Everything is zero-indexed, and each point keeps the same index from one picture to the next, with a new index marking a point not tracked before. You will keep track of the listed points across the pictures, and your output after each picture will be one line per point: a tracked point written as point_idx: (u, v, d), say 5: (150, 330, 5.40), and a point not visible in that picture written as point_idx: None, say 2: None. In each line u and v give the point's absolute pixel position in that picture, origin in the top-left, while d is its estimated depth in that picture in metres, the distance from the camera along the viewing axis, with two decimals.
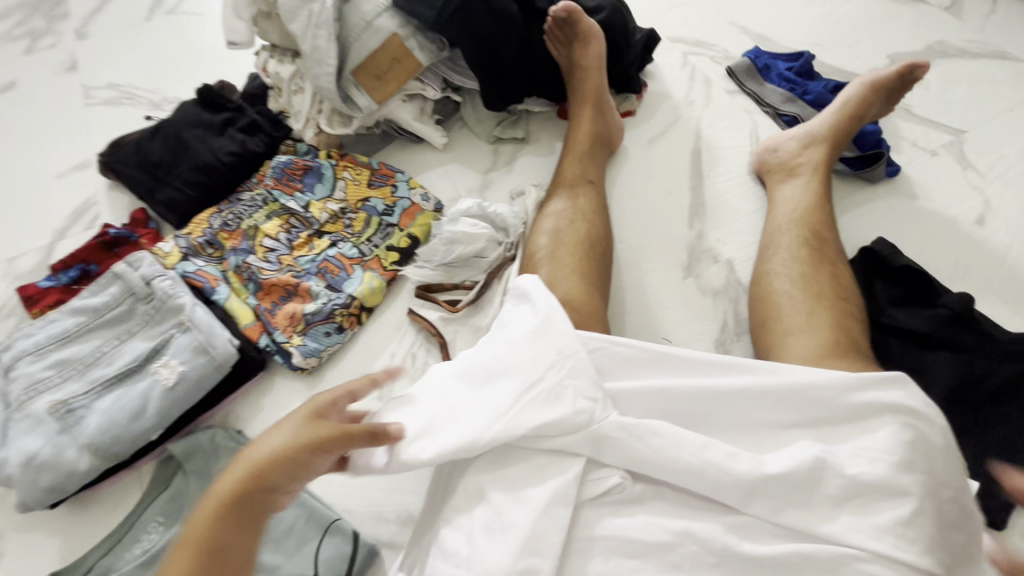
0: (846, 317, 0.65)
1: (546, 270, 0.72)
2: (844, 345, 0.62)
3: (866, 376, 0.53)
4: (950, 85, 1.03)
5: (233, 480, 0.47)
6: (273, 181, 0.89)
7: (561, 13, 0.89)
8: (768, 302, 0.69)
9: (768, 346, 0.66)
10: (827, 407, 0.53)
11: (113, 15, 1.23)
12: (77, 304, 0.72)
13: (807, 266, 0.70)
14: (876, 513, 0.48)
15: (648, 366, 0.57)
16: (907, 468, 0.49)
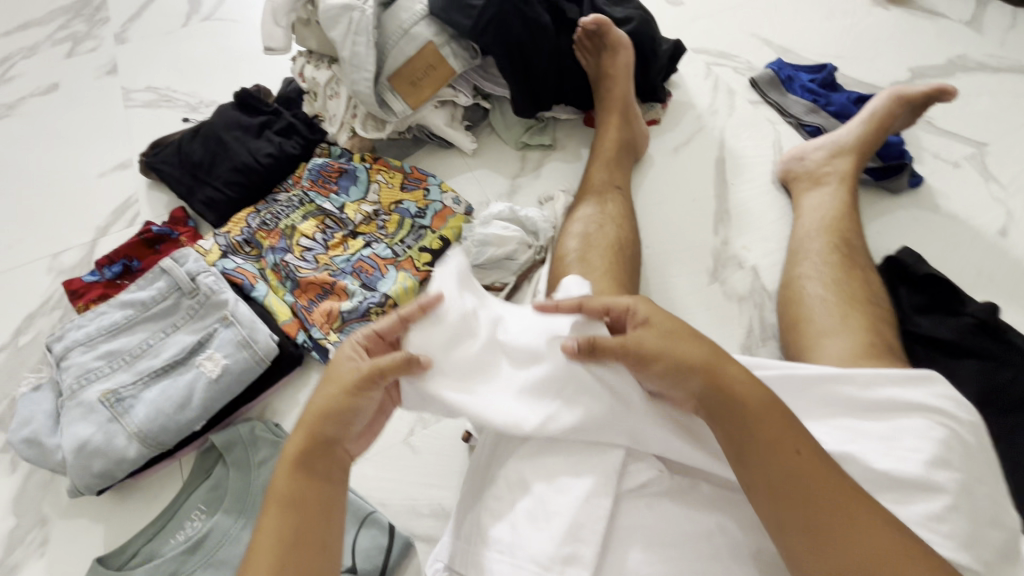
0: (878, 322, 0.66)
1: (578, 273, 0.73)
2: (878, 347, 0.63)
3: (894, 373, 0.55)
4: (971, 99, 1.04)
5: (298, 445, 0.52)
6: (309, 183, 0.92)
7: (590, 25, 0.91)
8: (799, 307, 0.71)
9: (800, 351, 0.68)
10: (856, 403, 0.55)
11: (152, 21, 1.27)
12: (125, 298, 0.75)
13: (839, 271, 0.72)
14: (909, 507, 0.49)
15: None
16: (943, 466, 0.50)
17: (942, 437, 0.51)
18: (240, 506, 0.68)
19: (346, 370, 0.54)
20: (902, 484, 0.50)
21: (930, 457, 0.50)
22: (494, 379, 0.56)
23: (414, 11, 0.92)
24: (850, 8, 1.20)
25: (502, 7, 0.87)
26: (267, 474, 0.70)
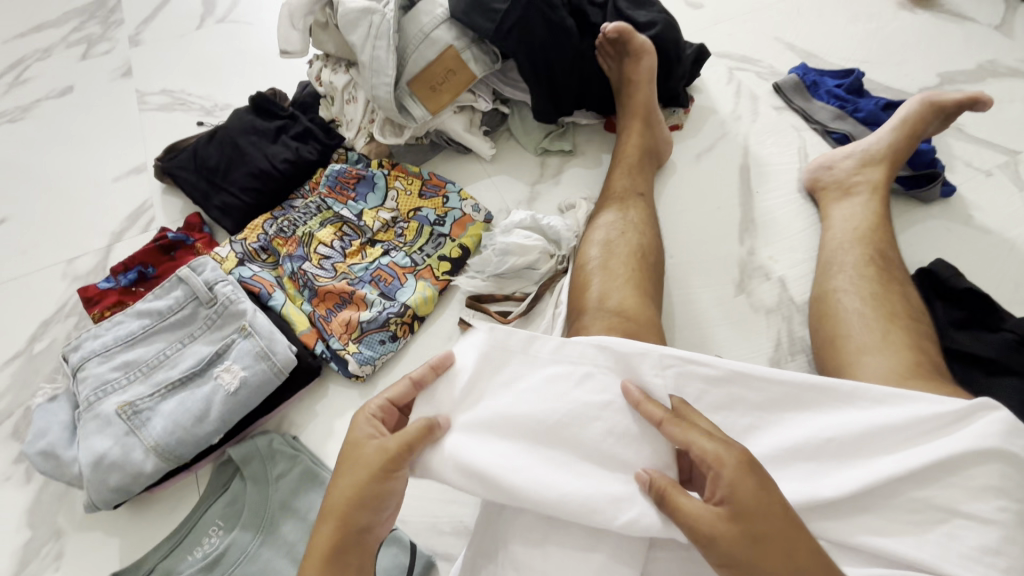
0: (920, 339, 0.64)
1: (598, 283, 0.69)
2: (923, 367, 0.61)
3: (954, 408, 0.50)
4: (1002, 105, 1.02)
5: (325, 539, 0.48)
6: (327, 190, 0.90)
7: (611, 33, 0.87)
8: (835, 322, 0.69)
9: (838, 368, 0.66)
10: (910, 437, 0.51)
11: (167, 23, 1.26)
12: (142, 307, 0.74)
13: (876, 285, 0.69)
14: (961, 539, 0.47)
15: (724, 385, 0.54)
16: (998, 494, 0.47)
17: (1004, 466, 0.47)
18: (259, 522, 0.67)
19: (368, 452, 0.50)
20: (950, 511, 0.48)
21: (981, 484, 0.48)
22: (529, 445, 0.51)
23: (434, 14, 0.89)
24: (875, 11, 1.17)
25: (525, 11, 0.86)
26: (287, 487, 0.69)
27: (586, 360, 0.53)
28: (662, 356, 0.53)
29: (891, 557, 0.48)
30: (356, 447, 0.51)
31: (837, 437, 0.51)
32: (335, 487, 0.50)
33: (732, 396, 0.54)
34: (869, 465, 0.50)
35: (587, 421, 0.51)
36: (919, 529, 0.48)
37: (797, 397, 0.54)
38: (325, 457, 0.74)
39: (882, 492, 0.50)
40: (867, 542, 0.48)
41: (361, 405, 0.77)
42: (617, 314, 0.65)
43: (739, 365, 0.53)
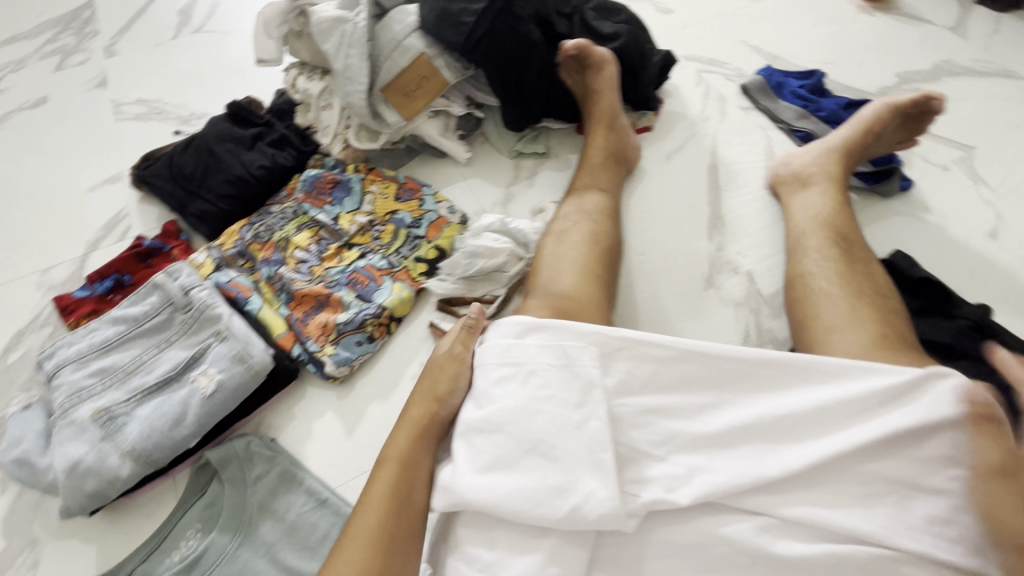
0: (887, 314, 0.66)
1: (546, 272, 0.71)
2: (889, 339, 0.63)
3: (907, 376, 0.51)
4: (958, 103, 1.06)
5: (421, 411, 0.62)
6: (303, 195, 0.92)
7: (572, 50, 0.89)
8: (806, 303, 0.71)
9: (809, 342, 0.69)
10: (862, 412, 0.51)
11: (142, 33, 1.26)
12: (117, 314, 0.75)
13: (840, 265, 0.72)
14: (911, 510, 0.48)
15: (673, 365, 0.54)
16: (949, 464, 0.48)
17: (955, 436, 0.49)
18: (236, 524, 0.68)
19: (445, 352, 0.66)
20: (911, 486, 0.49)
21: (932, 455, 0.49)
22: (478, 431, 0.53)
23: (406, 22, 0.92)
24: (836, 14, 1.21)
25: (492, 26, 0.88)
26: (265, 489, 0.70)
27: (529, 358, 0.54)
28: (607, 340, 0.55)
29: (838, 529, 0.48)
30: (436, 360, 0.66)
31: (788, 413, 0.52)
32: (420, 391, 0.64)
33: (684, 375, 0.54)
34: (818, 441, 0.51)
35: (526, 417, 0.52)
36: (868, 501, 0.49)
37: (748, 372, 0.54)
38: (303, 458, 0.74)
39: (834, 470, 0.50)
40: (816, 517, 0.48)
41: (339, 407, 0.77)
42: (562, 294, 0.67)
43: (679, 343, 0.54)
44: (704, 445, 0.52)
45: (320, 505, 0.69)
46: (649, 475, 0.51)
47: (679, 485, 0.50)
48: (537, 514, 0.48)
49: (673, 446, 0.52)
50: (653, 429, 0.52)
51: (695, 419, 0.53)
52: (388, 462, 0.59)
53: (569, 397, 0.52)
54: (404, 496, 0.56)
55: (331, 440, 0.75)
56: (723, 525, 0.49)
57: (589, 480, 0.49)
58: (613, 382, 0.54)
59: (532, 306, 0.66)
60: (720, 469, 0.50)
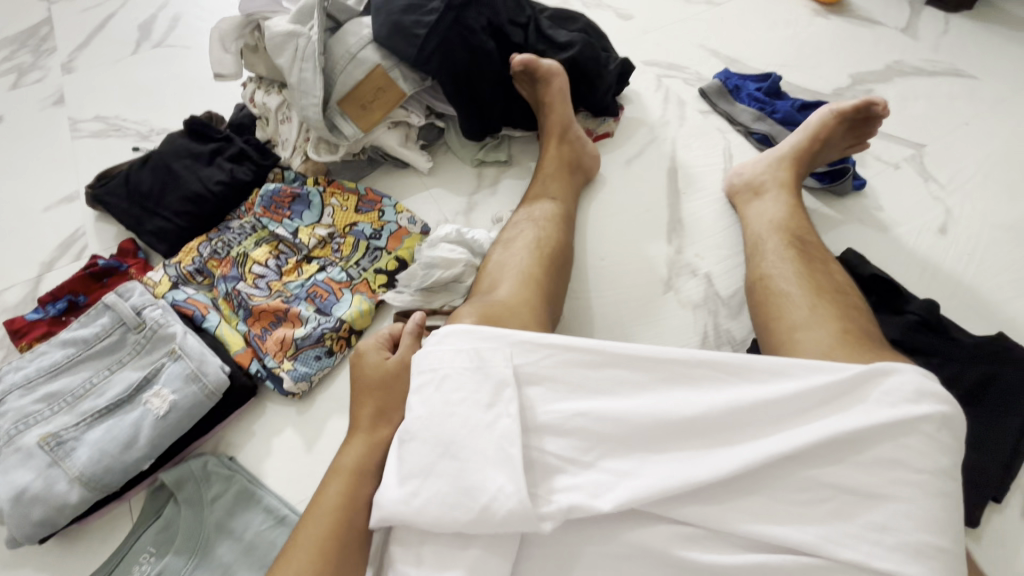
0: (846, 309, 0.66)
1: (487, 280, 0.73)
2: (854, 334, 0.63)
3: (853, 374, 0.52)
4: (909, 103, 1.09)
5: (367, 415, 0.63)
6: (261, 210, 0.91)
7: (519, 67, 0.91)
8: (768, 303, 0.71)
9: (778, 346, 0.67)
10: (806, 413, 0.52)
11: (101, 49, 1.25)
12: (67, 336, 0.74)
13: (799, 264, 0.73)
14: (854, 518, 0.48)
15: (605, 368, 0.55)
16: (896, 469, 0.48)
17: (897, 437, 0.49)
18: (192, 546, 0.67)
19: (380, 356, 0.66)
20: (853, 493, 0.49)
21: (875, 457, 0.49)
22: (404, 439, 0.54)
23: (361, 35, 0.93)
24: (792, 18, 1.24)
25: (446, 36, 0.89)
26: (222, 508, 0.70)
27: (443, 363, 0.55)
28: (541, 347, 0.55)
29: (771, 541, 0.48)
30: (368, 365, 0.65)
31: (729, 412, 0.52)
32: (364, 399, 0.64)
33: (611, 380, 0.55)
34: (761, 443, 0.51)
35: (442, 418, 0.53)
36: (809, 507, 0.49)
37: (690, 374, 0.55)
38: (261, 476, 0.74)
39: (779, 474, 0.50)
40: (754, 528, 0.48)
41: (298, 422, 0.77)
42: (501, 301, 0.67)
43: (600, 345, 0.55)
44: (628, 450, 0.52)
45: (279, 521, 0.69)
46: (571, 483, 0.51)
47: (602, 492, 0.50)
48: (447, 518, 0.49)
49: (600, 451, 0.52)
50: (582, 436, 0.52)
51: (620, 420, 0.52)
52: (339, 474, 0.59)
53: (480, 398, 0.53)
54: (349, 513, 0.56)
55: (290, 456, 0.75)
56: (661, 535, 0.49)
57: (494, 477, 0.49)
58: (546, 391, 0.55)
59: (465, 310, 0.66)
60: (647, 474, 0.50)
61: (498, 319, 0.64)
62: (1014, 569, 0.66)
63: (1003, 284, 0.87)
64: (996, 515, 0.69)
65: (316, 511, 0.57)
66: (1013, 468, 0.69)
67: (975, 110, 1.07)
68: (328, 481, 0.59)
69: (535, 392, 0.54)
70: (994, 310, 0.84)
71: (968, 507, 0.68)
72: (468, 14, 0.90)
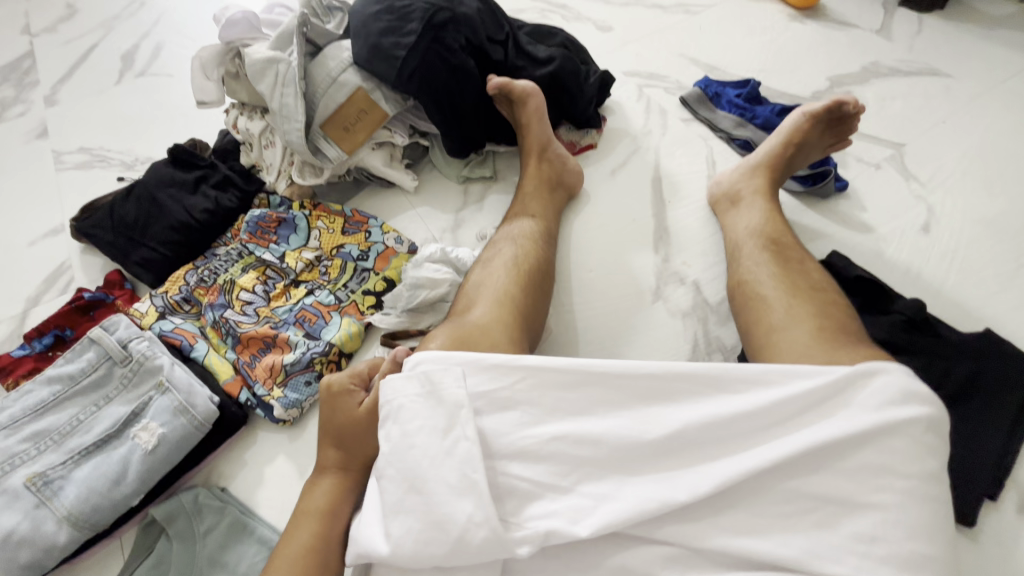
0: (824, 306, 0.67)
1: (465, 301, 0.73)
2: (833, 330, 0.63)
3: (830, 375, 0.53)
4: (886, 103, 1.10)
5: (334, 455, 0.63)
6: (248, 236, 0.91)
7: (495, 90, 0.93)
8: (751, 308, 0.71)
9: (762, 347, 0.67)
10: (785, 423, 0.52)
11: (84, 80, 1.25)
12: (52, 372, 0.73)
13: (776, 265, 0.74)
14: (834, 527, 0.48)
15: (580, 388, 0.55)
16: (880, 473, 0.48)
17: (883, 442, 0.49)
18: None
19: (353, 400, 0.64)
20: (837, 501, 0.48)
21: (859, 465, 0.49)
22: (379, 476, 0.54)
23: (341, 58, 0.93)
24: (769, 24, 1.25)
25: (425, 56, 0.90)
26: (214, 542, 0.69)
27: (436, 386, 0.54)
28: (509, 369, 0.55)
29: (759, 559, 0.47)
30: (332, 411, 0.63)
31: (713, 429, 0.52)
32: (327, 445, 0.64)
33: (586, 399, 0.55)
34: (742, 457, 0.51)
35: (403, 453, 0.52)
36: (787, 520, 0.48)
37: (667, 389, 0.55)
38: (254, 506, 0.73)
39: (760, 488, 0.50)
40: (729, 544, 0.48)
41: (290, 449, 0.76)
42: (476, 323, 0.67)
43: (581, 364, 0.55)
44: (609, 472, 0.52)
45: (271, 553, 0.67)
46: (550, 508, 0.50)
47: (582, 517, 0.49)
48: (421, 553, 0.49)
49: (579, 475, 0.51)
50: (559, 460, 0.52)
51: (600, 442, 0.52)
52: (311, 515, 0.60)
53: (436, 424, 0.52)
54: (323, 551, 0.57)
55: (283, 484, 0.74)
56: (641, 556, 0.49)
57: (462, 506, 0.49)
58: (522, 416, 0.54)
59: (437, 332, 0.67)
60: (628, 497, 0.50)
61: (469, 342, 0.63)
62: (1013, 567, 0.65)
63: (986, 280, 0.88)
64: (991, 513, 0.69)
65: (284, 556, 0.57)
66: (1005, 465, 0.69)
67: (952, 108, 1.08)
68: (298, 522, 0.59)
69: (516, 418, 0.54)
70: (980, 306, 0.85)
71: (964, 506, 0.68)
72: (446, 34, 0.91)
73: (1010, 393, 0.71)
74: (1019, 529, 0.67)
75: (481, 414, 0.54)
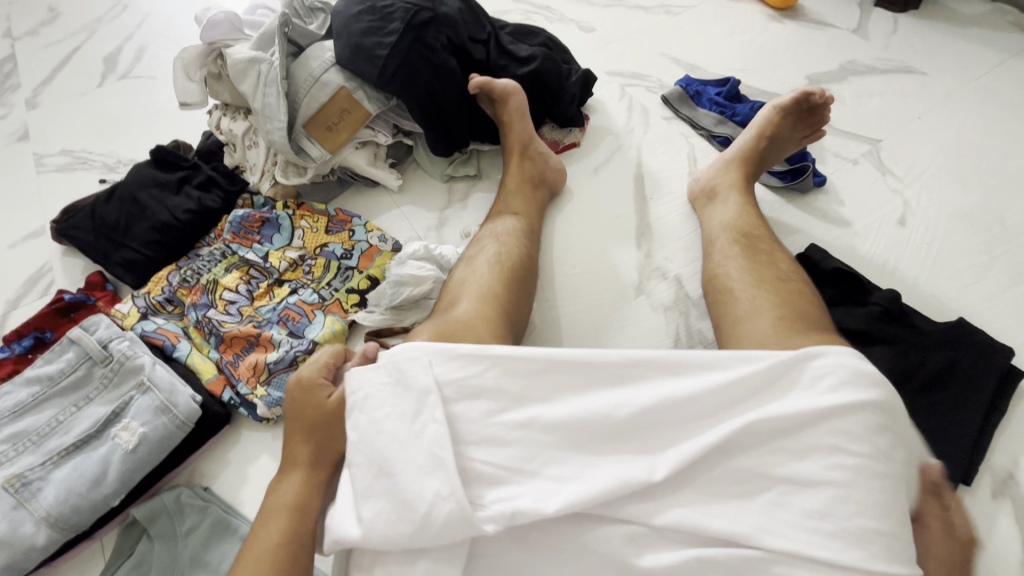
0: (791, 296, 0.67)
1: (449, 297, 0.73)
2: (800, 321, 0.64)
3: (782, 359, 0.54)
4: (863, 100, 1.12)
5: (303, 454, 0.62)
6: (230, 236, 0.91)
7: (477, 89, 0.93)
8: (721, 301, 0.72)
9: (728, 337, 0.68)
10: (735, 407, 0.53)
11: (67, 84, 1.25)
12: (31, 374, 0.73)
13: (743, 258, 0.75)
14: (796, 504, 0.48)
15: (548, 374, 0.56)
16: (830, 454, 0.49)
17: (837, 423, 0.49)
18: None
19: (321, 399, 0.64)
20: (793, 483, 0.49)
21: (809, 444, 0.50)
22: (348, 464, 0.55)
23: (323, 58, 0.94)
24: (748, 24, 1.27)
25: (407, 55, 0.91)
26: (196, 542, 0.68)
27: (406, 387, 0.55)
28: (478, 357, 0.55)
29: (726, 541, 0.48)
30: (302, 400, 0.64)
31: (665, 407, 0.53)
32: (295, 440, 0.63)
33: (553, 386, 0.55)
34: (694, 438, 0.52)
35: (371, 439, 0.54)
36: (744, 500, 0.49)
37: (624, 373, 0.56)
38: (237, 504, 0.73)
39: (712, 468, 0.51)
40: (687, 521, 0.49)
41: (273, 448, 0.76)
42: (460, 318, 0.68)
43: (546, 353, 0.55)
44: (574, 455, 0.52)
45: None
46: (517, 491, 0.51)
47: (548, 494, 0.50)
48: (390, 533, 0.50)
49: (544, 459, 0.52)
50: (525, 445, 0.52)
51: (566, 424, 0.53)
52: (276, 514, 0.59)
53: (405, 410, 0.54)
54: (288, 549, 0.56)
55: (266, 483, 0.74)
56: (604, 535, 0.50)
57: (431, 483, 0.50)
58: (490, 405, 0.54)
59: (421, 329, 0.67)
60: (590, 477, 0.51)
61: (453, 337, 0.64)
62: (985, 549, 0.67)
63: (961, 271, 0.90)
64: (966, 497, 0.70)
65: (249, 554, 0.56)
66: (978, 450, 0.71)
67: (927, 104, 1.10)
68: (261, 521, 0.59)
69: (480, 407, 0.54)
70: (953, 297, 0.87)
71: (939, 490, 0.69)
72: (428, 34, 0.92)
73: (980, 379, 0.73)
74: (993, 512, 0.69)
75: (453, 402, 0.54)
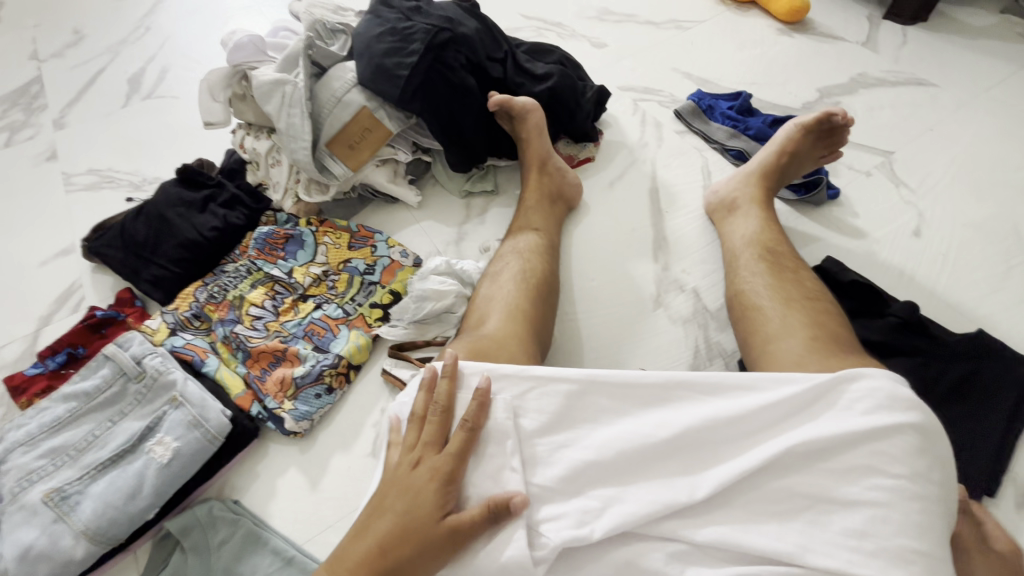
0: (819, 316, 0.68)
1: (477, 314, 0.75)
2: (826, 339, 0.65)
3: (817, 380, 0.54)
4: (875, 112, 1.13)
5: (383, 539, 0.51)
6: (256, 252, 0.93)
7: (495, 107, 0.95)
8: (748, 318, 0.73)
9: (757, 356, 0.69)
10: (774, 429, 0.54)
11: (93, 104, 1.28)
12: (68, 390, 0.75)
13: (769, 276, 0.76)
14: (835, 522, 0.49)
15: (589, 396, 0.57)
16: (869, 473, 0.49)
17: (876, 445, 0.50)
18: None
19: (427, 504, 0.52)
20: (828, 500, 0.50)
21: (850, 464, 0.50)
22: None
23: (346, 79, 0.96)
24: (758, 38, 1.30)
25: (428, 75, 0.93)
26: (229, 554, 0.69)
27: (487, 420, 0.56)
28: (518, 378, 0.57)
29: (761, 555, 0.49)
30: (429, 485, 0.53)
31: (705, 428, 0.54)
32: (387, 512, 0.53)
33: (594, 408, 0.57)
34: (735, 461, 0.53)
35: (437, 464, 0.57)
36: (783, 517, 0.50)
37: (664, 393, 0.57)
38: (268, 518, 0.74)
39: (755, 489, 0.52)
40: (726, 538, 0.50)
41: (301, 461, 0.78)
42: (488, 335, 0.69)
43: (586, 374, 0.57)
44: (617, 475, 0.54)
45: (286, 563, 0.68)
46: (559, 511, 0.52)
47: (591, 519, 0.51)
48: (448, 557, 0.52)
49: (586, 481, 0.53)
50: (567, 465, 0.54)
51: (607, 447, 0.54)
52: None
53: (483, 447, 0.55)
54: None
55: (295, 497, 0.75)
56: (641, 551, 0.51)
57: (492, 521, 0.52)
58: (534, 423, 0.56)
59: (454, 346, 0.69)
60: (633, 498, 0.52)
61: (484, 354, 0.65)
62: None
63: (978, 281, 0.90)
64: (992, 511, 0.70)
65: None
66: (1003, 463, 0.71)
67: (938, 115, 1.11)
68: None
69: (521, 423, 0.56)
70: (971, 308, 0.87)
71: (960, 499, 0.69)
72: (447, 54, 0.94)
73: (1003, 391, 0.73)
74: (1018, 525, 0.69)
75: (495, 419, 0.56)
